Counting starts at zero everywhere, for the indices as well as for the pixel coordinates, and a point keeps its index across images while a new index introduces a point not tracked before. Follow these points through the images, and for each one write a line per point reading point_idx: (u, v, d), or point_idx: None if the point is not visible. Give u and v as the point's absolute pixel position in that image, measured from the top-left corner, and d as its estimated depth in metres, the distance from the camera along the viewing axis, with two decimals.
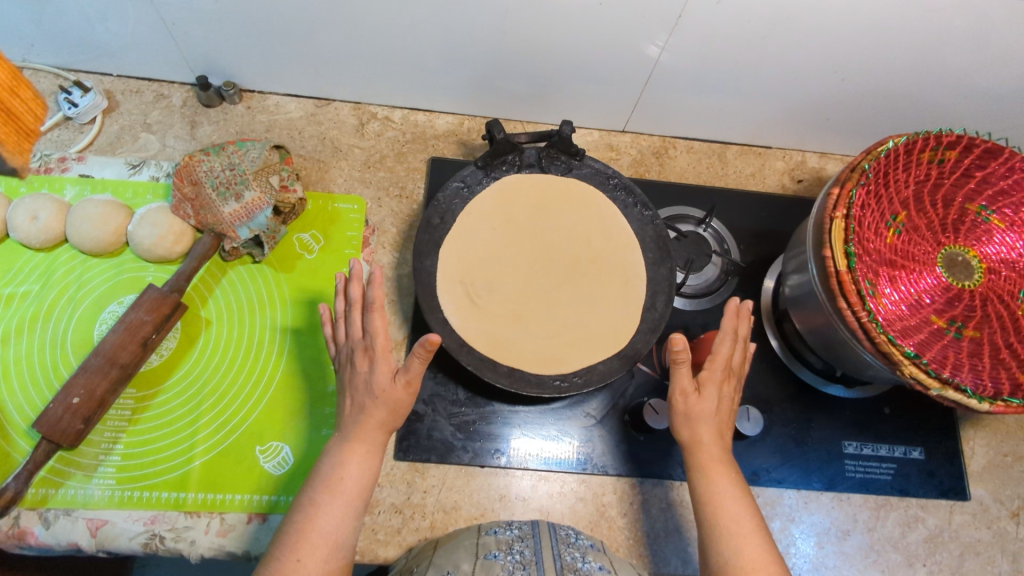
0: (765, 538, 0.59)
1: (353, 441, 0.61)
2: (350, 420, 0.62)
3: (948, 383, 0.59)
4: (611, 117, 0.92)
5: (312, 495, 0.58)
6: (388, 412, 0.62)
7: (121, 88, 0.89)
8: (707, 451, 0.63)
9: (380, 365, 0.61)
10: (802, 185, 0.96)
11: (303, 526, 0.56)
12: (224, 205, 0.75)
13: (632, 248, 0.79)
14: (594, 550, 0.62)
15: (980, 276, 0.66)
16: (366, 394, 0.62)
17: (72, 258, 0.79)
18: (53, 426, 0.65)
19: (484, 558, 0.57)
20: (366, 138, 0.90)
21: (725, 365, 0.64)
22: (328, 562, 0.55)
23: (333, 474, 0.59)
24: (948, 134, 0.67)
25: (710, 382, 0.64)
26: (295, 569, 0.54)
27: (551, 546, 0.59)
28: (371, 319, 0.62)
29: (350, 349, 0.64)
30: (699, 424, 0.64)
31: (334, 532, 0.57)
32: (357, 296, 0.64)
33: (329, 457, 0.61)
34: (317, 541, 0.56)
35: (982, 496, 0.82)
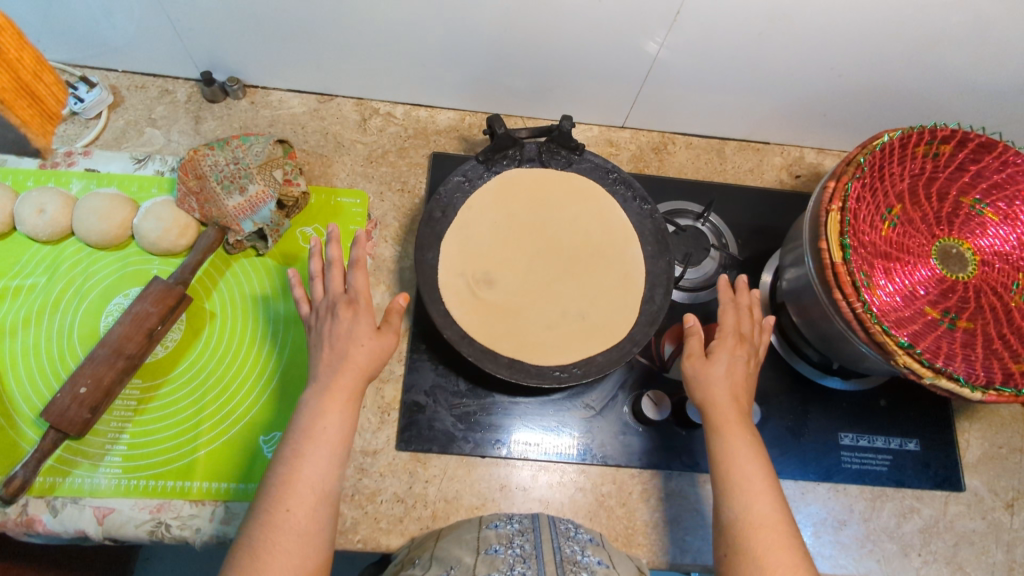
0: (762, 490, 0.60)
1: (331, 391, 0.61)
2: (324, 367, 0.63)
3: (942, 372, 0.60)
4: (611, 112, 0.93)
5: (294, 447, 0.59)
6: (374, 358, 0.64)
7: (126, 83, 0.90)
8: (723, 411, 0.64)
9: (363, 317, 0.64)
10: (800, 180, 0.97)
11: (287, 477, 0.57)
12: (229, 199, 0.77)
13: (631, 242, 0.80)
14: (593, 544, 0.63)
15: (974, 269, 0.67)
16: (348, 342, 0.63)
17: (78, 251, 0.80)
18: (62, 415, 0.67)
19: (485, 552, 0.58)
20: (368, 134, 0.91)
21: (733, 331, 0.69)
22: (318, 510, 0.57)
23: (312, 426, 0.60)
24: (942, 127, 0.68)
25: (720, 347, 0.67)
26: (285, 519, 0.55)
27: (551, 539, 0.60)
28: (354, 278, 0.66)
29: (329, 303, 0.66)
30: (712, 386, 0.65)
31: (319, 480, 0.58)
32: (336, 257, 0.66)
33: (306, 408, 0.61)
34: (305, 491, 0.57)
35: (976, 488, 0.83)
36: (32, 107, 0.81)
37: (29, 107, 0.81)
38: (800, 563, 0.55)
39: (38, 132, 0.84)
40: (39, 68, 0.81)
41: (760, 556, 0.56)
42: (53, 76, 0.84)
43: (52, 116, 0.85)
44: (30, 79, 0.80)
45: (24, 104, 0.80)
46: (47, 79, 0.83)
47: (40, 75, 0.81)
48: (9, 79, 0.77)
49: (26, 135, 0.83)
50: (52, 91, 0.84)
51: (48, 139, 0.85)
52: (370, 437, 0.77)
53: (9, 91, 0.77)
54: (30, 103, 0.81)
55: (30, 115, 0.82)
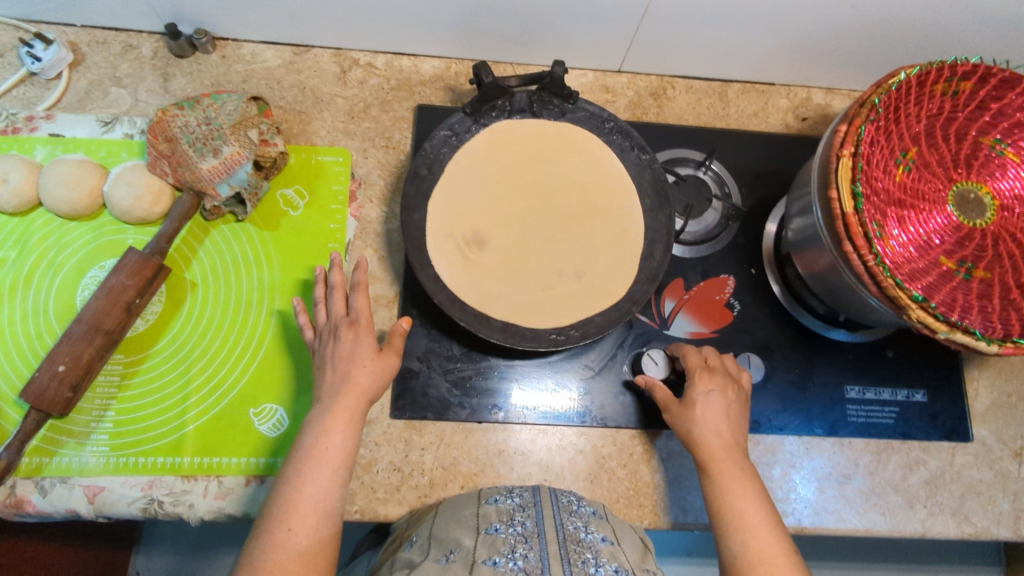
0: (756, 525, 0.59)
1: (334, 411, 0.60)
2: (327, 392, 0.61)
3: (957, 326, 0.57)
4: (607, 56, 0.87)
5: (296, 467, 0.57)
6: (377, 378, 0.63)
7: (86, 39, 0.84)
8: (711, 441, 0.64)
9: (365, 338, 0.64)
10: (807, 123, 0.91)
11: (289, 496, 0.56)
12: (202, 161, 0.72)
13: (629, 195, 0.75)
14: (597, 520, 0.61)
15: (992, 214, 0.63)
16: (351, 362, 0.62)
17: (48, 223, 0.76)
18: (41, 395, 0.65)
19: (485, 532, 0.56)
20: (348, 87, 0.86)
21: (699, 367, 0.70)
22: (320, 529, 0.55)
23: (316, 444, 0.58)
24: (964, 62, 0.63)
25: (691, 387, 0.68)
26: (286, 539, 0.53)
27: (553, 515, 0.59)
28: (355, 299, 0.65)
29: (330, 326, 0.65)
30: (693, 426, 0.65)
31: (322, 499, 0.56)
32: (338, 280, 0.67)
33: (310, 427, 0.60)
34: (306, 510, 0.55)
35: (984, 437, 0.81)
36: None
37: None
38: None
39: None
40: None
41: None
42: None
43: None
44: None
45: None
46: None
47: None
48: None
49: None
50: None
51: None
52: None
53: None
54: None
55: None
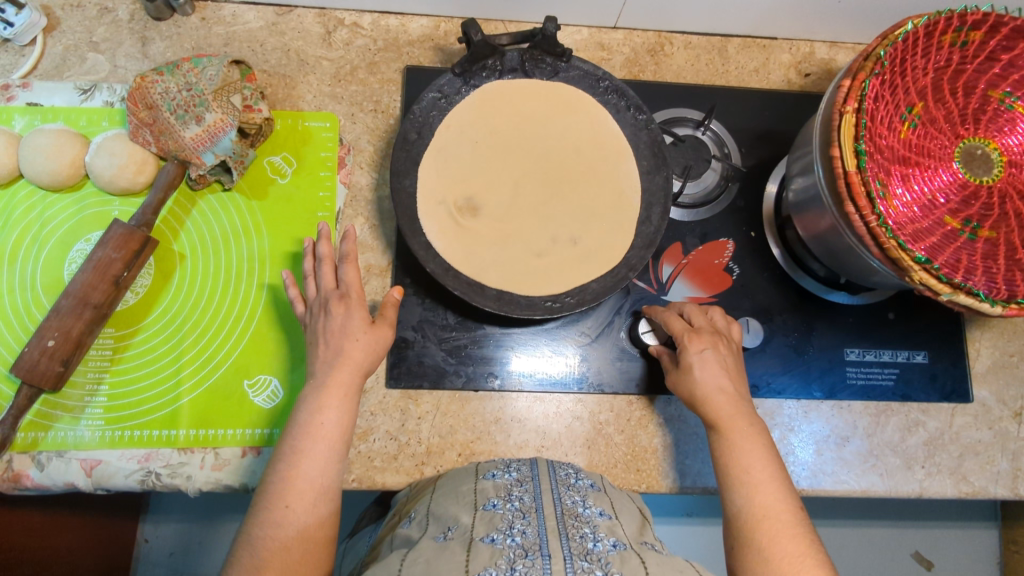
0: (761, 480, 0.58)
1: (328, 387, 0.59)
2: (320, 366, 0.60)
3: (960, 288, 0.56)
4: (602, 11, 0.84)
5: (292, 444, 0.57)
6: (370, 351, 0.61)
7: (59, 2, 0.80)
8: (716, 401, 0.62)
9: (356, 312, 0.62)
10: (810, 79, 0.88)
11: (286, 474, 0.55)
12: (185, 129, 0.70)
13: (625, 156, 0.73)
14: (594, 491, 0.60)
15: (1000, 171, 0.61)
16: (343, 337, 0.61)
17: (31, 195, 0.75)
18: (32, 369, 0.64)
19: (484, 509, 0.55)
20: (334, 49, 0.83)
21: (685, 330, 0.67)
22: (318, 505, 0.55)
23: (312, 420, 0.57)
24: (974, 11, 0.60)
25: (685, 352, 0.65)
26: (284, 517, 0.54)
27: (551, 489, 0.58)
28: (344, 271, 0.64)
29: (321, 300, 0.63)
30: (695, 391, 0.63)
31: (319, 476, 0.56)
32: (326, 252, 0.65)
33: (305, 404, 0.59)
34: (304, 487, 0.55)
35: (984, 398, 0.81)
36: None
37: None
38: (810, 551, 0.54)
39: None
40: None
41: (766, 547, 0.55)
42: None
43: None
44: None
45: None
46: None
47: None
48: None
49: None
50: None
51: None
52: None
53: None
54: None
55: None
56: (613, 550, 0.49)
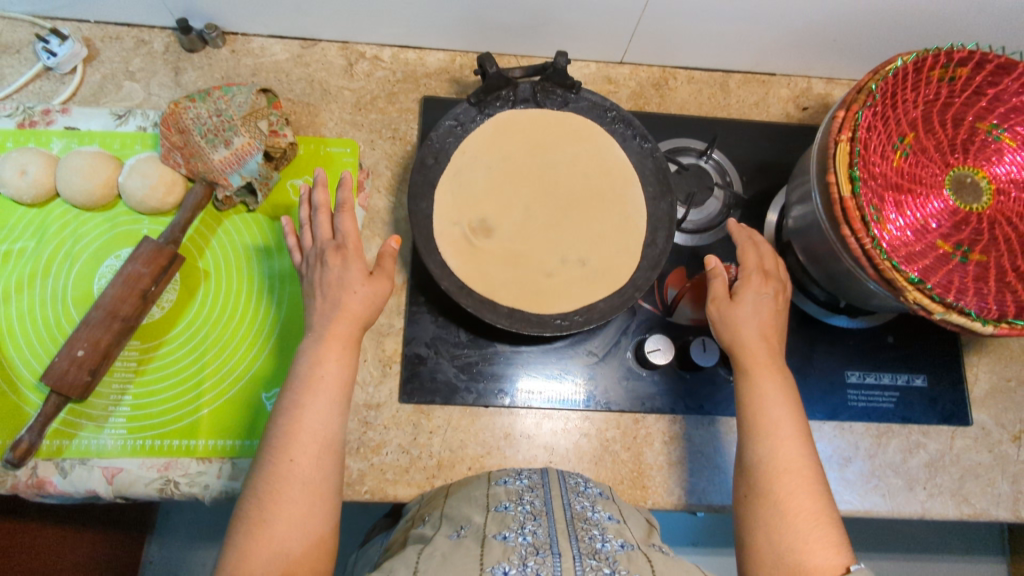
0: (789, 434, 0.59)
1: (328, 339, 0.61)
2: (319, 317, 0.62)
3: (952, 307, 0.58)
4: (609, 47, 0.88)
5: (293, 398, 0.58)
6: (369, 303, 0.63)
7: (99, 34, 0.86)
8: (746, 339, 0.63)
9: (353, 264, 0.63)
10: (808, 113, 0.93)
11: (288, 428, 0.57)
12: (214, 152, 0.74)
13: (631, 182, 0.77)
14: (603, 499, 0.62)
15: (988, 199, 0.64)
16: (340, 290, 0.62)
17: (66, 213, 0.78)
18: (61, 378, 0.67)
19: (495, 510, 0.57)
20: (355, 80, 0.87)
21: (757, 268, 0.67)
22: (321, 458, 0.56)
23: (311, 372, 0.59)
24: (959, 49, 0.64)
25: (744, 287, 0.65)
26: (289, 469, 0.55)
27: (561, 495, 0.59)
28: (340, 222, 0.65)
29: (318, 250, 0.64)
30: (740, 327, 0.63)
31: (322, 428, 0.57)
32: (323, 201, 0.65)
33: (303, 355, 0.60)
34: (308, 439, 0.56)
35: (984, 421, 0.82)
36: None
37: None
38: (821, 508, 0.56)
39: None
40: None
41: (782, 499, 0.56)
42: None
43: None
44: None
45: None
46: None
47: None
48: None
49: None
50: None
51: None
52: (372, 390, 0.76)
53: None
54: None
55: None
56: (621, 549, 0.51)
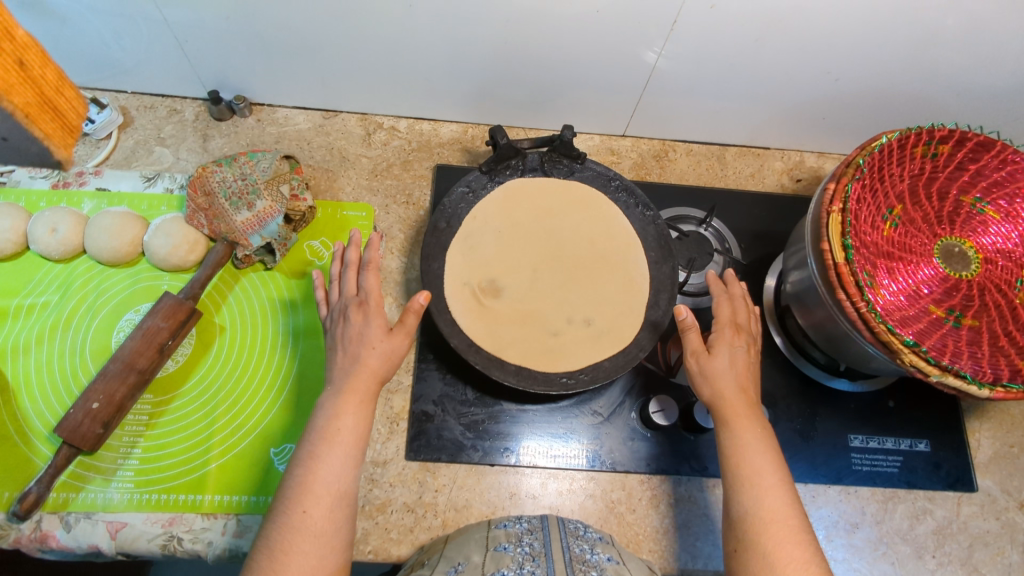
0: (773, 484, 0.59)
1: (346, 393, 0.62)
2: (340, 371, 0.63)
3: (948, 370, 0.60)
4: (612, 121, 0.94)
5: (310, 449, 0.59)
6: (386, 361, 0.64)
7: (135, 104, 0.92)
8: (725, 391, 0.64)
9: (374, 319, 0.65)
10: (801, 184, 0.97)
11: (304, 479, 0.57)
12: (236, 214, 0.78)
13: (634, 247, 0.80)
14: (602, 543, 0.63)
15: (977, 267, 0.67)
16: (361, 343, 0.64)
17: (90, 269, 0.81)
18: (74, 431, 0.67)
19: (494, 550, 0.58)
20: (373, 148, 0.93)
21: (730, 322, 0.68)
22: (334, 511, 0.57)
23: (329, 426, 0.60)
24: (940, 128, 0.68)
25: (720, 340, 0.67)
26: (302, 520, 0.55)
27: (560, 538, 0.60)
28: (365, 278, 0.67)
29: (343, 305, 0.67)
30: (719, 381, 0.64)
31: (336, 481, 0.58)
32: (354, 258, 0.69)
33: (322, 409, 0.61)
34: (320, 491, 0.57)
35: (989, 488, 0.82)
36: (55, 121, 0.83)
37: (54, 123, 0.83)
38: (812, 559, 0.55)
39: (60, 144, 0.85)
40: (60, 83, 0.83)
41: (772, 551, 0.55)
42: (74, 91, 0.85)
43: (73, 129, 0.86)
44: (54, 95, 0.82)
45: (48, 119, 0.82)
46: (70, 95, 0.85)
47: (62, 91, 0.83)
48: (32, 93, 0.79)
49: (49, 148, 0.84)
50: (72, 105, 0.85)
51: (69, 150, 0.87)
52: (379, 447, 0.77)
53: (32, 105, 0.79)
54: (53, 117, 0.82)
55: (53, 129, 0.83)
56: None
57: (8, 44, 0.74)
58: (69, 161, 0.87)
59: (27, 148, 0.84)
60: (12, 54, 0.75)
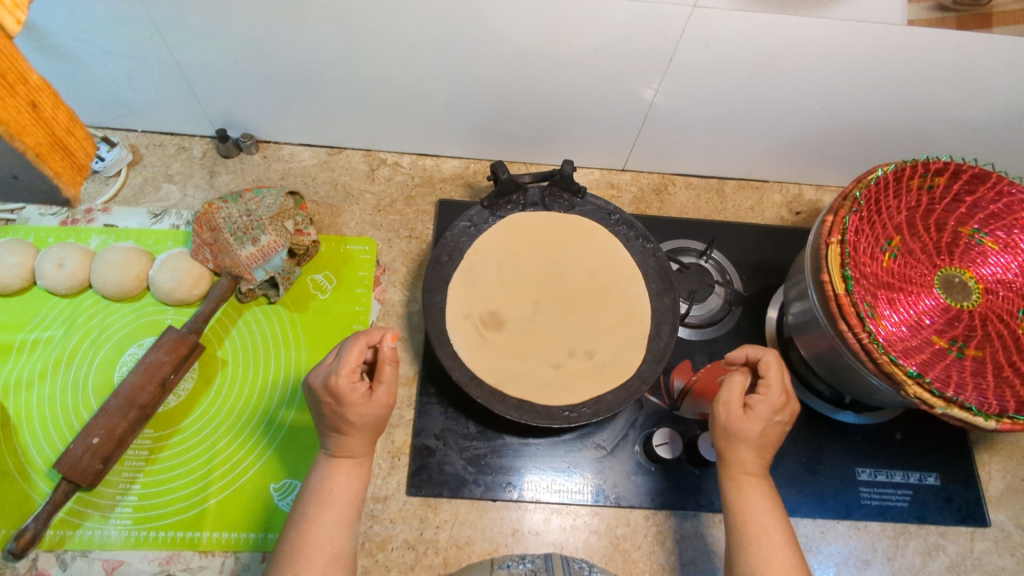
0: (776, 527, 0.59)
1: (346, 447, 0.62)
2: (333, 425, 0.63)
3: (953, 402, 0.60)
4: (612, 156, 0.96)
5: (304, 512, 0.60)
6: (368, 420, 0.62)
7: (145, 142, 0.94)
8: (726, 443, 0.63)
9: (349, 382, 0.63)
10: (801, 217, 0.98)
11: (297, 542, 0.58)
12: (242, 248, 0.78)
13: (635, 280, 0.81)
14: None
15: (978, 297, 0.68)
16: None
17: (96, 303, 0.82)
18: (74, 466, 0.67)
19: None
20: (376, 183, 0.94)
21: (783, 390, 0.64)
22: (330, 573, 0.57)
23: (322, 488, 0.61)
24: (935, 160, 0.69)
25: (761, 402, 0.63)
26: None
27: None
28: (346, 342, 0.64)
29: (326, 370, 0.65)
30: (738, 441, 0.63)
31: (330, 543, 0.58)
32: None
33: (316, 471, 0.63)
34: (315, 554, 0.57)
35: (1002, 523, 0.81)
36: (65, 160, 0.83)
37: (62, 161, 0.83)
38: None
39: (68, 182, 0.86)
40: (72, 124, 0.82)
41: None
42: (84, 131, 0.85)
43: (81, 168, 0.87)
44: (64, 135, 0.81)
45: (57, 158, 0.81)
46: (80, 135, 0.85)
47: (73, 131, 0.82)
48: (43, 135, 0.77)
49: (58, 186, 0.84)
50: (82, 145, 0.86)
51: (77, 189, 0.88)
52: (380, 483, 0.76)
53: (43, 146, 0.78)
54: (63, 156, 0.83)
55: (62, 167, 0.83)
56: None
57: (22, 90, 0.70)
58: (78, 200, 0.88)
59: (36, 186, 0.85)
60: (27, 97, 0.72)
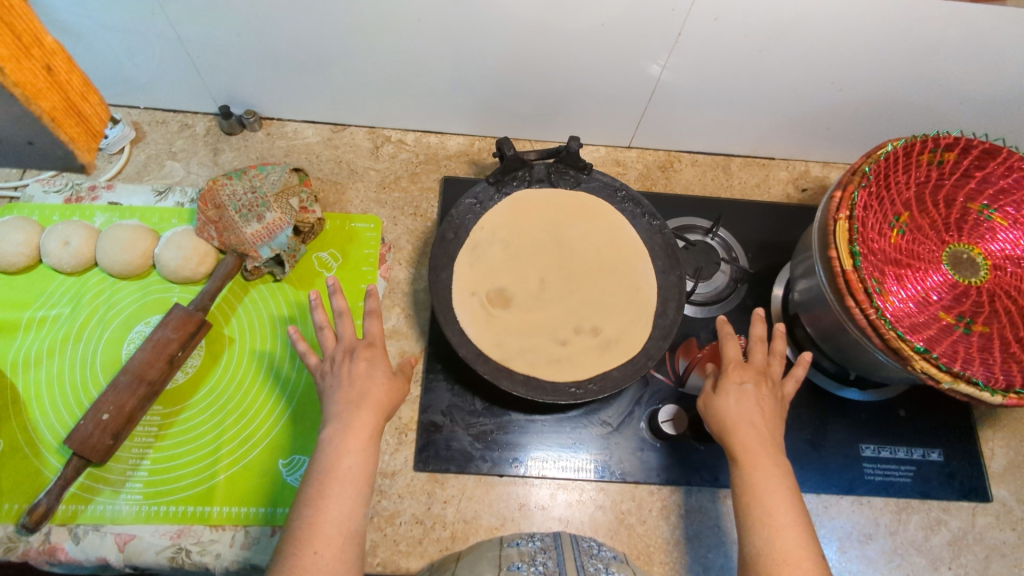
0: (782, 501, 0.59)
1: (352, 427, 0.61)
2: (342, 410, 0.62)
3: (960, 376, 0.60)
4: (618, 133, 0.95)
5: (317, 488, 0.58)
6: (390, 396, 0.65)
7: (147, 119, 0.93)
8: (745, 432, 0.63)
9: (379, 362, 0.66)
10: (807, 194, 0.98)
11: (314, 519, 0.56)
12: (247, 226, 0.78)
13: (642, 256, 0.80)
14: (616, 561, 0.63)
15: (986, 273, 0.67)
16: (366, 386, 0.64)
17: (102, 281, 0.82)
18: (84, 442, 0.68)
19: (509, 569, 0.58)
20: (380, 161, 0.93)
21: (734, 360, 0.68)
22: (345, 550, 0.56)
23: (336, 464, 0.59)
24: (946, 135, 0.68)
25: (724, 379, 0.66)
26: (314, 562, 0.54)
27: (573, 557, 0.61)
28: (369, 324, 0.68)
29: (342, 351, 0.67)
30: (724, 415, 0.64)
31: (347, 520, 0.57)
32: (343, 305, 0.68)
33: (326, 446, 0.60)
34: (332, 531, 0.56)
35: (1004, 498, 0.81)
36: (80, 125, 0.81)
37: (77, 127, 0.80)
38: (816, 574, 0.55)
39: (85, 150, 0.84)
40: (87, 90, 0.79)
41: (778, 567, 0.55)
42: (99, 96, 0.82)
43: (95, 133, 0.85)
44: (79, 100, 0.78)
45: (71, 124, 0.78)
46: (93, 101, 0.81)
47: (87, 97, 0.80)
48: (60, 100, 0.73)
49: (75, 154, 0.83)
50: (97, 110, 0.83)
51: (91, 153, 0.86)
52: (388, 458, 0.77)
53: (59, 111, 0.74)
54: (78, 122, 0.80)
55: (77, 134, 0.81)
56: None
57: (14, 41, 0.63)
58: (97, 168, 0.88)
59: (49, 156, 0.83)
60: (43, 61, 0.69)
